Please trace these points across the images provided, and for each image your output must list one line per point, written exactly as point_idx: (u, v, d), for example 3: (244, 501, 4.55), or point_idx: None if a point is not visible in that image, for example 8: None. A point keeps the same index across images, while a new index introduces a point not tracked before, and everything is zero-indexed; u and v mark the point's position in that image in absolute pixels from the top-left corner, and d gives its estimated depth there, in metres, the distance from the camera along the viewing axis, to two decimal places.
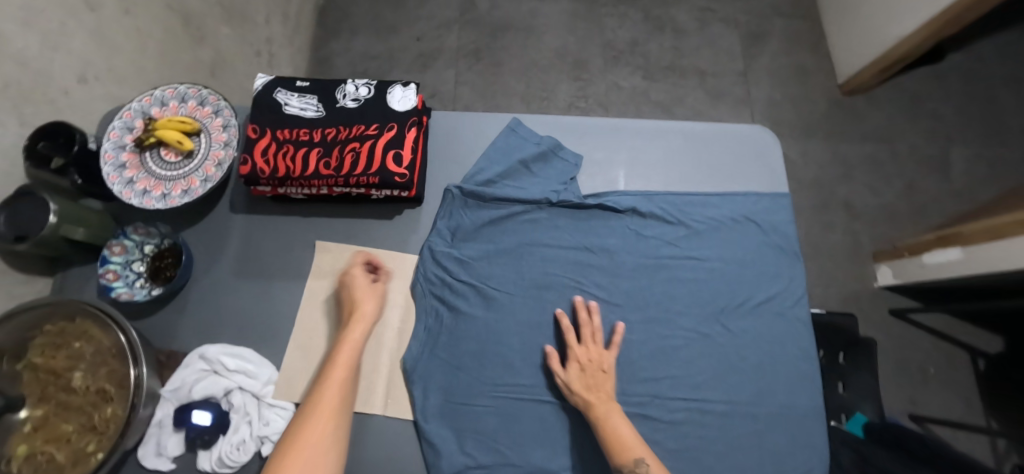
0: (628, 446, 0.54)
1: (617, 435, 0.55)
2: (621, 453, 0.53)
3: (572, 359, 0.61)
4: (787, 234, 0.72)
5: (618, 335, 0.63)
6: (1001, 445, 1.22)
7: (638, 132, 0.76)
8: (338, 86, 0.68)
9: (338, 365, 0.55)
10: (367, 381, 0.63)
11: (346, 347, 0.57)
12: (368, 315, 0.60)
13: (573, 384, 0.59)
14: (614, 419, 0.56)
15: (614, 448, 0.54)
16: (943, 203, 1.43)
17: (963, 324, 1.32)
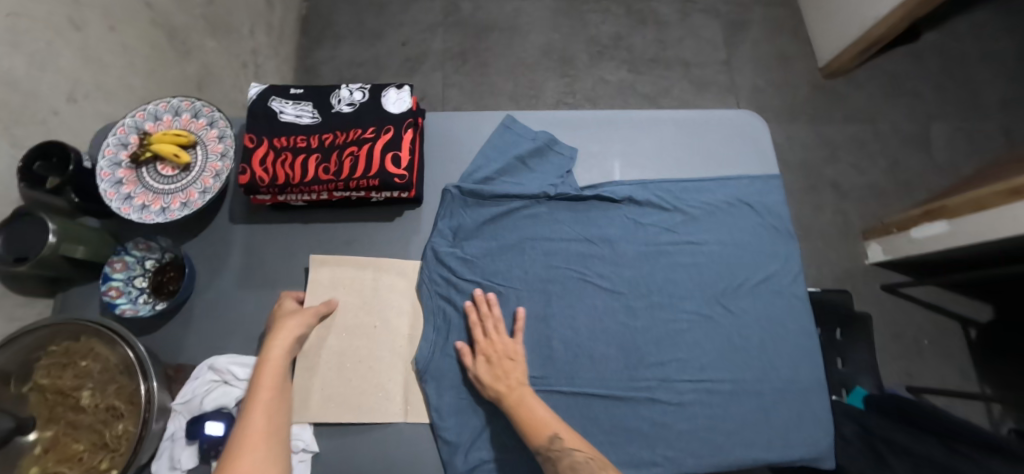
0: (542, 426, 0.55)
1: (531, 418, 0.56)
2: (537, 434, 0.55)
3: (482, 352, 0.62)
4: (781, 214, 0.73)
5: (520, 321, 0.64)
6: (996, 410, 1.26)
7: (631, 122, 0.77)
8: (332, 91, 0.68)
9: (263, 388, 0.53)
10: (384, 390, 0.63)
11: (268, 366, 0.55)
12: (290, 331, 0.59)
13: (484, 376, 0.60)
14: (526, 402, 0.58)
15: (529, 429, 0.55)
16: (927, 178, 1.47)
17: (953, 295, 1.36)
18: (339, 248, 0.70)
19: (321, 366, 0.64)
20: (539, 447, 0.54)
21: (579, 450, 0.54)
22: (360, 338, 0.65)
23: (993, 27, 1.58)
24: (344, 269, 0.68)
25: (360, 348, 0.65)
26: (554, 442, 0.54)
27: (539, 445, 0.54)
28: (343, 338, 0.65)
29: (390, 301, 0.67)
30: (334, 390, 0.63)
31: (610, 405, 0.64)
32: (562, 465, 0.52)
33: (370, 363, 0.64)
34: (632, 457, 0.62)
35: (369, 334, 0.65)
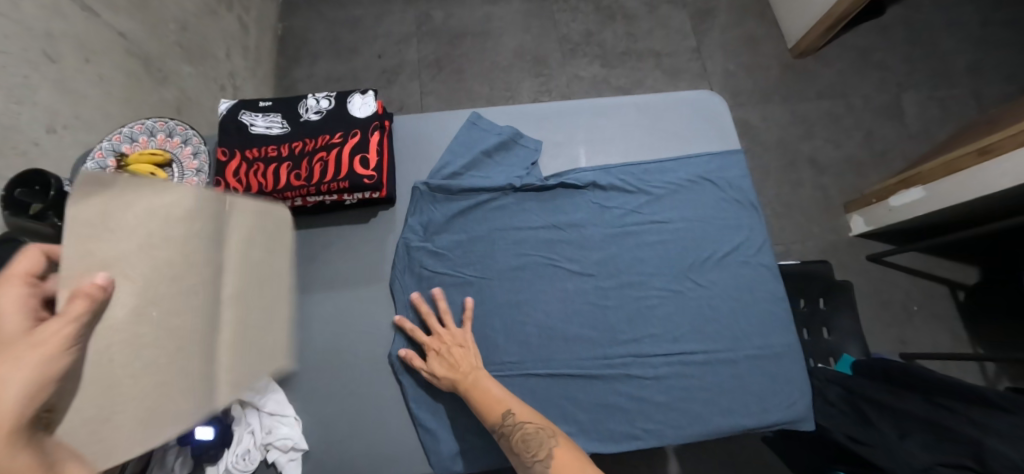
0: (494, 406, 0.58)
1: (481, 399, 0.59)
2: (489, 414, 0.57)
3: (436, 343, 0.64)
4: (742, 187, 0.76)
5: (469, 310, 0.67)
6: (990, 369, 1.27)
7: (593, 110, 0.79)
8: (299, 102, 0.70)
9: None
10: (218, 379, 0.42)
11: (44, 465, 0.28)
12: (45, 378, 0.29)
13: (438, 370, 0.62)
14: (475, 385, 0.60)
15: (482, 410, 0.58)
16: (903, 147, 1.49)
17: (938, 260, 1.37)
18: (319, 252, 0.72)
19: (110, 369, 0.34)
20: (493, 426, 0.57)
21: (529, 423, 0.56)
22: (176, 315, 0.39)
23: None
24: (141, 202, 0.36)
25: (186, 331, 0.39)
26: (506, 420, 0.56)
27: (493, 425, 0.56)
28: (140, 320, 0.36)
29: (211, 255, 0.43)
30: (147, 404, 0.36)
31: (588, 384, 0.66)
32: (513, 439, 0.55)
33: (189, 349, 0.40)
34: (612, 434, 0.64)
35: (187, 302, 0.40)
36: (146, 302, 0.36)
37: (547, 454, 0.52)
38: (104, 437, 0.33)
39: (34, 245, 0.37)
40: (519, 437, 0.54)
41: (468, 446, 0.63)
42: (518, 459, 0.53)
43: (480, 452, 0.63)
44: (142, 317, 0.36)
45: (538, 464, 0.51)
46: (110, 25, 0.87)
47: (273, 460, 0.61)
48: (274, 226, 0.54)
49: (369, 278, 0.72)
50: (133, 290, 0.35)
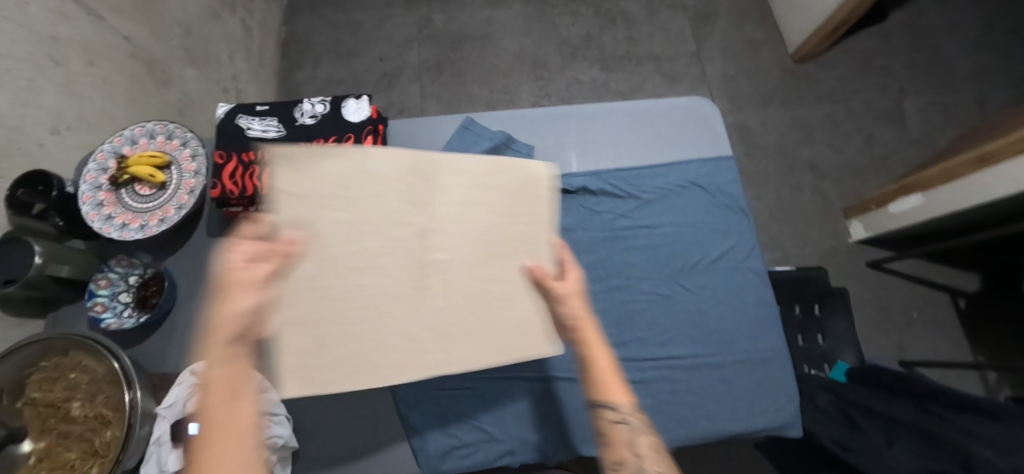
0: (620, 389, 0.47)
1: (610, 373, 0.47)
2: (613, 395, 0.46)
3: (570, 288, 0.49)
4: (733, 193, 0.76)
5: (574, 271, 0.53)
6: (992, 378, 1.25)
7: (584, 115, 0.80)
8: (295, 106, 0.72)
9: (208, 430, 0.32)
10: (413, 341, 0.49)
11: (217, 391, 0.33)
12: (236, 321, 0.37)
13: (575, 317, 0.48)
14: (605, 357, 0.47)
15: (603, 388, 0.46)
16: (904, 152, 1.49)
17: (939, 266, 1.36)
18: None
19: (320, 312, 0.45)
20: (614, 409, 0.46)
21: (647, 427, 0.46)
22: (366, 277, 0.46)
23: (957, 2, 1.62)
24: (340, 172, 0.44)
25: (373, 288, 0.47)
26: (631, 412, 0.46)
27: (614, 409, 0.46)
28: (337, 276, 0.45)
29: (403, 223, 0.47)
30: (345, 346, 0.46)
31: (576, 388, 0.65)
32: (637, 437, 0.45)
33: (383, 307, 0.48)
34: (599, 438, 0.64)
35: (378, 264, 0.47)
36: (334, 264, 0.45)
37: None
38: (313, 364, 0.45)
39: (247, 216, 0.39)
40: (646, 440, 0.45)
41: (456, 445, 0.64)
42: (638, 462, 0.44)
43: (469, 452, 0.64)
44: (333, 274, 0.45)
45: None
46: (115, 30, 0.89)
47: None
48: (519, 186, 0.50)
49: None
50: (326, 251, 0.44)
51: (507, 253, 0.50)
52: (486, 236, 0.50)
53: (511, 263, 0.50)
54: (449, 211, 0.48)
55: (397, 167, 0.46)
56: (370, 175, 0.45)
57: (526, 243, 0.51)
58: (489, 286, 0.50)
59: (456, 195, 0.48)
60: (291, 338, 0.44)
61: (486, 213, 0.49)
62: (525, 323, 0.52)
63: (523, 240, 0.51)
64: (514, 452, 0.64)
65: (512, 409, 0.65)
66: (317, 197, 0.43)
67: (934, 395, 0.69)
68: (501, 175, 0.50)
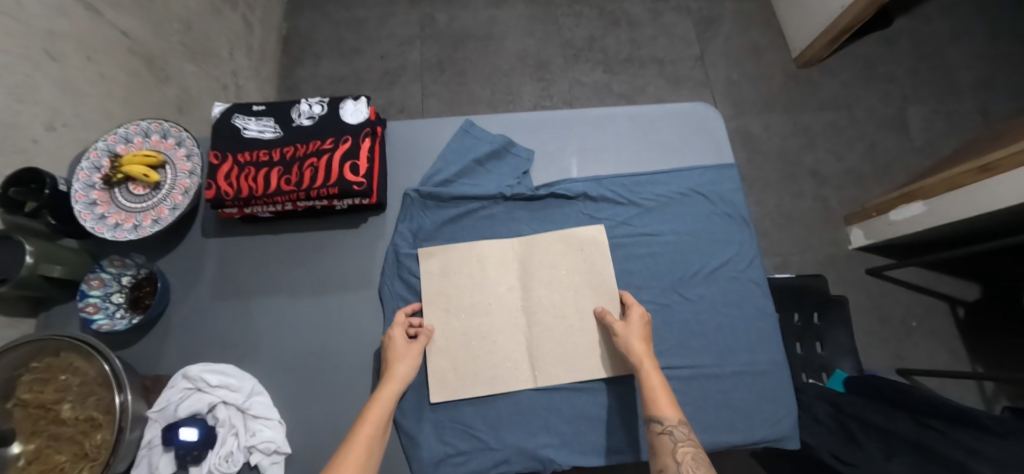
0: (669, 405, 0.56)
1: (659, 392, 0.57)
2: (661, 411, 0.55)
3: (632, 327, 0.63)
4: (734, 202, 0.75)
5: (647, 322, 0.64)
6: (989, 389, 1.25)
7: (585, 120, 0.79)
8: (292, 107, 0.71)
9: (366, 424, 0.54)
10: (514, 361, 0.66)
11: (376, 404, 0.57)
12: (400, 376, 0.60)
13: (630, 349, 0.60)
14: (656, 380, 0.58)
15: (652, 402, 0.56)
16: (906, 160, 1.48)
17: (938, 276, 1.35)
18: (308, 256, 0.73)
19: (452, 345, 0.67)
20: (661, 421, 0.55)
21: (693, 441, 0.53)
22: (478, 317, 0.68)
23: (962, 9, 1.61)
24: (457, 253, 0.70)
25: (485, 326, 0.68)
26: (677, 426, 0.54)
27: (661, 421, 0.55)
28: (462, 319, 0.68)
29: (501, 281, 0.69)
30: (468, 367, 0.66)
31: (571, 396, 0.65)
32: (681, 447, 0.52)
33: (493, 338, 0.67)
34: (595, 447, 0.64)
35: (487, 309, 0.68)
36: (455, 311, 0.68)
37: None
38: (453, 384, 0.65)
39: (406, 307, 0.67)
40: (688, 449, 0.52)
41: (451, 453, 0.62)
42: (677, 467, 0.51)
43: (463, 459, 0.62)
44: (456, 316, 0.68)
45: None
46: (114, 25, 0.88)
47: (256, 464, 0.61)
48: (574, 247, 0.71)
49: (354, 286, 0.71)
50: (450, 303, 0.68)
51: (578, 298, 0.69)
52: (561, 287, 0.69)
53: (582, 304, 0.69)
54: (526, 272, 0.70)
55: (493, 248, 0.71)
56: (476, 255, 0.71)
57: (590, 289, 0.69)
58: (566, 321, 0.68)
59: (535, 259, 0.70)
60: (431, 359, 0.66)
61: (557, 270, 0.70)
62: (592, 348, 0.66)
63: (588, 287, 0.69)
64: (509, 460, 0.62)
65: (509, 416, 0.64)
66: (444, 272, 0.70)
67: (932, 408, 0.69)
68: (564, 242, 0.71)
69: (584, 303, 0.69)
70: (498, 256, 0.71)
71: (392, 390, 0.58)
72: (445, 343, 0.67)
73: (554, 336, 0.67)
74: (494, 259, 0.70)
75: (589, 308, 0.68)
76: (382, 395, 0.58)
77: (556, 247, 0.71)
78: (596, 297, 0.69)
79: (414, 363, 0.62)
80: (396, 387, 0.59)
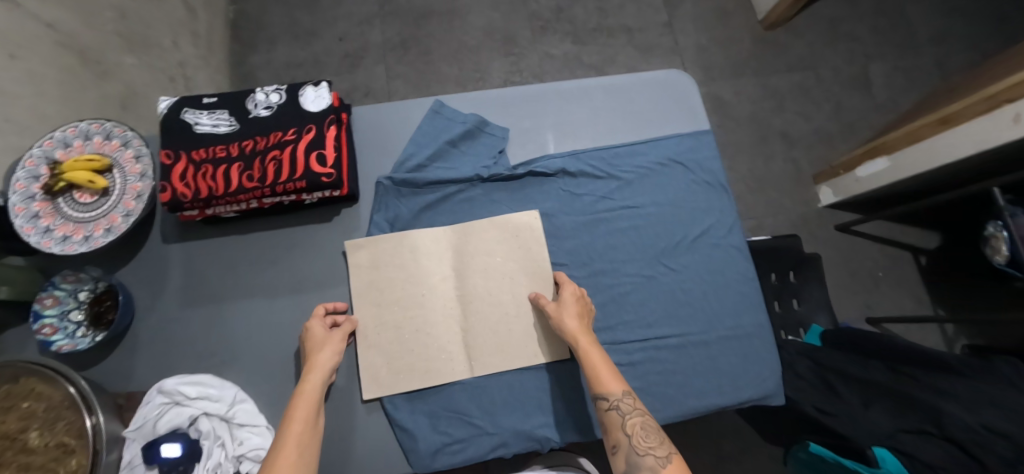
0: (613, 380, 0.56)
1: (601, 368, 0.57)
2: (607, 386, 0.56)
3: (565, 307, 0.62)
4: (712, 169, 0.75)
5: (585, 297, 0.65)
6: (950, 330, 1.33)
7: (559, 93, 0.77)
8: (247, 96, 0.66)
9: (294, 421, 0.52)
10: (449, 353, 0.65)
11: (302, 400, 0.54)
12: (323, 365, 0.58)
13: (566, 328, 0.60)
14: (596, 356, 0.58)
15: (599, 380, 0.56)
16: (870, 118, 1.52)
17: (902, 227, 1.41)
18: (278, 255, 0.69)
19: (382, 341, 0.64)
20: (607, 398, 0.55)
21: (640, 411, 0.55)
22: (413, 310, 0.65)
23: None
24: (385, 247, 0.67)
25: (417, 319, 0.65)
26: (622, 400, 0.55)
27: (609, 399, 0.55)
28: (392, 313, 0.65)
29: (435, 271, 0.67)
30: (403, 362, 0.64)
31: (563, 375, 0.66)
32: (629, 421, 0.54)
33: (429, 330, 0.65)
34: (590, 424, 0.64)
35: (421, 301, 0.66)
36: (386, 305, 0.65)
37: (666, 454, 0.52)
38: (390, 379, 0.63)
39: (318, 305, 0.63)
40: (636, 421, 0.54)
41: (448, 441, 0.62)
42: (629, 441, 0.53)
43: (461, 447, 0.62)
44: (390, 310, 0.65)
45: (653, 457, 0.52)
46: (35, 16, 0.79)
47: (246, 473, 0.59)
48: (513, 232, 0.69)
49: (330, 281, 0.68)
50: (378, 298, 0.66)
51: (513, 284, 0.67)
52: (496, 274, 0.67)
53: (516, 291, 0.67)
54: (456, 262, 0.67)
55: (425, 236, 0.68)
56: (408, 245, 0.67)
57: (526, 275, 0.67)
58: (503, 309, 0.66)
59: (470, 247, 0.68)
60: (364, 356, 0.64)
61: (492, 257, 0.68)
62: (529, 335, 0.66)
63: (523, 273, 0.67)
64: (506, 443, 0.62)
65: (503, 400, 0.64)
66: (371, 264, 0.67)
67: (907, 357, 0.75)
68: (498, 228, 0.69)
69: (518, 289, 0.67)
70: (429, 243, 0.68)
71: (316, 383, 0.56)
72: (377, 339, 0.64)
73: (493, 325, 0.66)
74: (426, 247, 0.68)
75: (525, 294, 0.67)
76: (306, 388, 0.55)
77: (491, 234, 0.68)
78: (531, 284, 0.67)
79: (338, 349, 0.60)
80: (320, 378, 0.57)
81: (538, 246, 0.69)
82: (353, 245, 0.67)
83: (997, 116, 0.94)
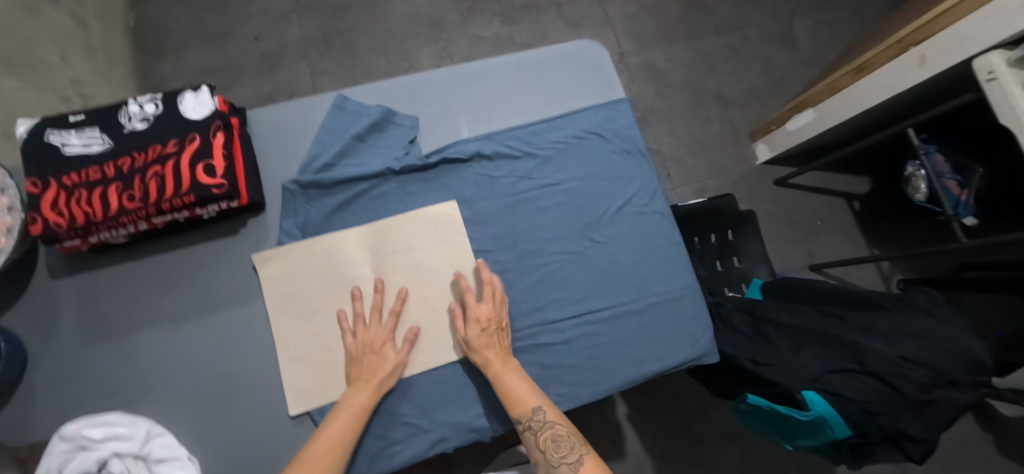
0: (525, 400, 0.57)
1: (513, 391, 0.58)
2: (519, 408, 0.57)
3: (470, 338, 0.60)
4: (631, 137, 0.75)
5: (502, 307, 0.63)
6: (885, 266, 1.39)
7: (468, 75, 0.74)
8: (120, 110, 0.60)
9: (337, 427, 0.55)
10: None
11: (352, 411, 0.56)
12: (382, 383, 0.59)
13: (478, 354, 0.60)
14: (508, 378, 0.58)
15: (511, 403, 0.57)
16: (797, 73, 1.56)
17: (834, 175, 1.47)
18: (183, 276, 0.64)
19: (306, 352, 0.62)
20: (521, 421, 0.57)
21: (552, 423, 0.56)
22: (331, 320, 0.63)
23: None
24: (295, 259, 0.64)
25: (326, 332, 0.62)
26: (535, 421, 0.56)
27: (522, 420, 0.57)
28: (322, 323, 0.63)
29: (352, 274, 0.64)
30: (330, 372, 0.61)
31: None
32: (541, 437, 0.56)
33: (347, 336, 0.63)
34: None
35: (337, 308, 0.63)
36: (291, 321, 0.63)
37: (577, 459, 0.54)
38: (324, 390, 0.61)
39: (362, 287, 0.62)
40: (546, 435, 0.55)
41: (385, 443, 0.61)
42: (544, 457, 0.55)
43: (399, 448, 0.61)
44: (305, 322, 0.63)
45: (566, 466, 0.53)
46: None
47: None
48: (433, 223, 0.67)
49: (244, 297, 0.64)
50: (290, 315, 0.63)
51: (438, 277, 0.65)
52: (418, 269, 0.65)
53: (442, 284, 0.65)
54: (372, 263, 0.65)
55: (340, 241, 0.65)
56: (326, 251, 0.64)
57: (451, 267, 0.66)
58: (430, 304, 0.65)
59: (388, 245, 0.65)
60: (287, 371, 0.61)
61: (414, 253, 0.66)
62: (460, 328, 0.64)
63: (446, 265, 0.66)
64: (445, 438, 0.61)
65: (439, 396, 0.63)
66: (287, 277, 0.63)
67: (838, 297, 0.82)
68: (417, 222, 0.66)
69: (444, 282, 0.66)
70: (344, 248, 0.65)
71: (370, 397, 0.58)
72: (301, 351, 0.62)
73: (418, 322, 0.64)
74: (347, 252, 0.65)
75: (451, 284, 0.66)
76: (359, 400, 0.57)
77: (410, 230, 0.66)
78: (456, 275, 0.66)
79: (400, 367, 0.60)
80: (376, 394, 0.58)
81: (460, 239, 0.67)
82: (263, 259, 0.63)
83: (905, 60, 0.97)
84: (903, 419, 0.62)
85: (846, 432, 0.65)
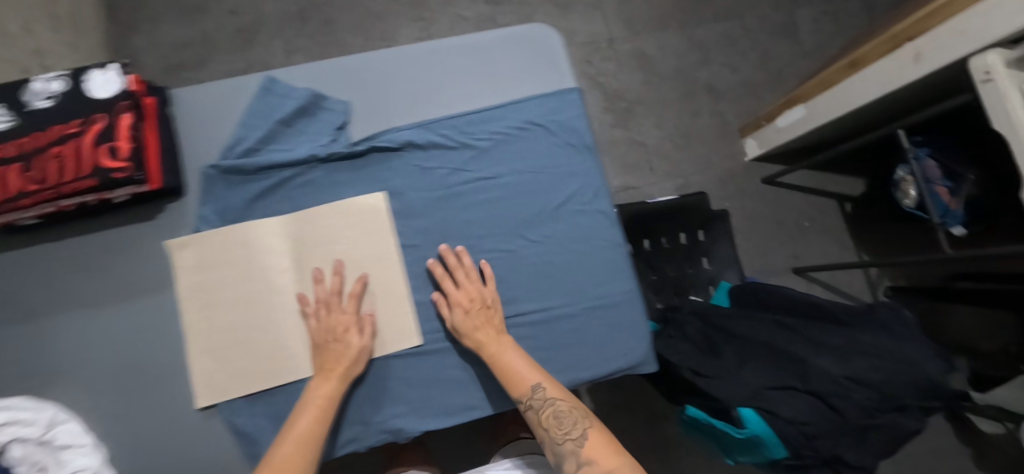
0: (525, 377, 0.56)
1: (516, 370, 0.57)
2: (520, 387, 0.56)
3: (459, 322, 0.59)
4: (577, 129, 0.71)
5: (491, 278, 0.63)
6: (873, 272, 1.34)
7: (406, 58, 0.70)
8: (24, 87, 0.58)
9: (303, 420, 0.54)
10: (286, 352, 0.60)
11: (303, 407, 0.55)
12: (341, 371, 0.57)
13: (471, 334, 0.59)
14: (508, 357, 0.57)
15: (511, 382, 0.56)
16: (796, 66, 1.48)
17: (826, 175, 1.40)
18: (98, 261, 0.63)
19: (214, 344, 0.60)
20: (523, 400, 0.56)
21: (556, 400, 0.55)
22: (244, 312, 0.61)
23: None
24: (208, 248, 0.61)
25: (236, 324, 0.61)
26: (537, 398, 0.55)
27: (523, 400, 0.56)
28: (234, 314, 0.61)
29: (268, 265, 0.62)
30: (240, 365, 0.60)
31: (419, 361, 0.62)
32: (543, 415, 0.55)
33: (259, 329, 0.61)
34: (445, 410, 0.61)
35: (250, 300, 0.61)
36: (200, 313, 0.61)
37: (580, 433, 0.54)
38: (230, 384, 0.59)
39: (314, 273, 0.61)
40: (548, 413, 0.55)
41: None
42: (548, 435, 0.55)
43: None
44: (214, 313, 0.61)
45: (571, 442, 0.54)
46: None
47: None
48: (358, 216, 0.64)
49: (159, 286, 0.63)
50: (199, 305, 0.61)
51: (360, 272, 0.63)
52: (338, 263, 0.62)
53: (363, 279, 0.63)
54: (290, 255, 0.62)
55: (256, 230, 0.62)
56: (240, 241, 0.62)
57: (371, 261, 0.63)
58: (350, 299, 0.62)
59: (307, 236, 0.62)
60: (197, 362, 0.60)
61: (335, 245, 0.63)
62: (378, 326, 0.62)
63: (368, 260, 0.63)
64: (357, 438, 0.60)
65: (354, 395, 0.61)
66: (198, 266, 0.61)
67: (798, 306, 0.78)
68: (340, 213, 0.63)
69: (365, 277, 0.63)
70: (259, 237, 0.62)
71: (331, 388, 0.57)
72: (210, 343, 0.60)
73: (376, 310, 0.62)
74: (263, 241, 0.62)
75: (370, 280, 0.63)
76: (319, 394, 0.56)
77: (331, 222, 0.63)
78: (375, 270, 0.63)
79: (360, 355, 0.58)
80: (337, 384, 0.57)
81: (382, 235, 0.64)
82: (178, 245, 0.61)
83: (898, 57, 0.90)
84: (840, 445, 0.60)
85: (782, 453, 0.63)
